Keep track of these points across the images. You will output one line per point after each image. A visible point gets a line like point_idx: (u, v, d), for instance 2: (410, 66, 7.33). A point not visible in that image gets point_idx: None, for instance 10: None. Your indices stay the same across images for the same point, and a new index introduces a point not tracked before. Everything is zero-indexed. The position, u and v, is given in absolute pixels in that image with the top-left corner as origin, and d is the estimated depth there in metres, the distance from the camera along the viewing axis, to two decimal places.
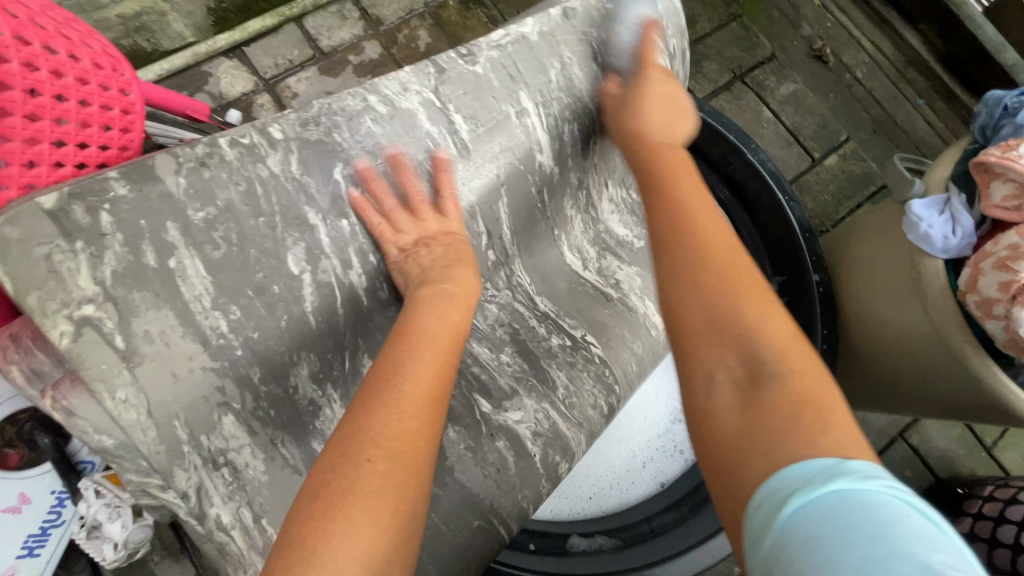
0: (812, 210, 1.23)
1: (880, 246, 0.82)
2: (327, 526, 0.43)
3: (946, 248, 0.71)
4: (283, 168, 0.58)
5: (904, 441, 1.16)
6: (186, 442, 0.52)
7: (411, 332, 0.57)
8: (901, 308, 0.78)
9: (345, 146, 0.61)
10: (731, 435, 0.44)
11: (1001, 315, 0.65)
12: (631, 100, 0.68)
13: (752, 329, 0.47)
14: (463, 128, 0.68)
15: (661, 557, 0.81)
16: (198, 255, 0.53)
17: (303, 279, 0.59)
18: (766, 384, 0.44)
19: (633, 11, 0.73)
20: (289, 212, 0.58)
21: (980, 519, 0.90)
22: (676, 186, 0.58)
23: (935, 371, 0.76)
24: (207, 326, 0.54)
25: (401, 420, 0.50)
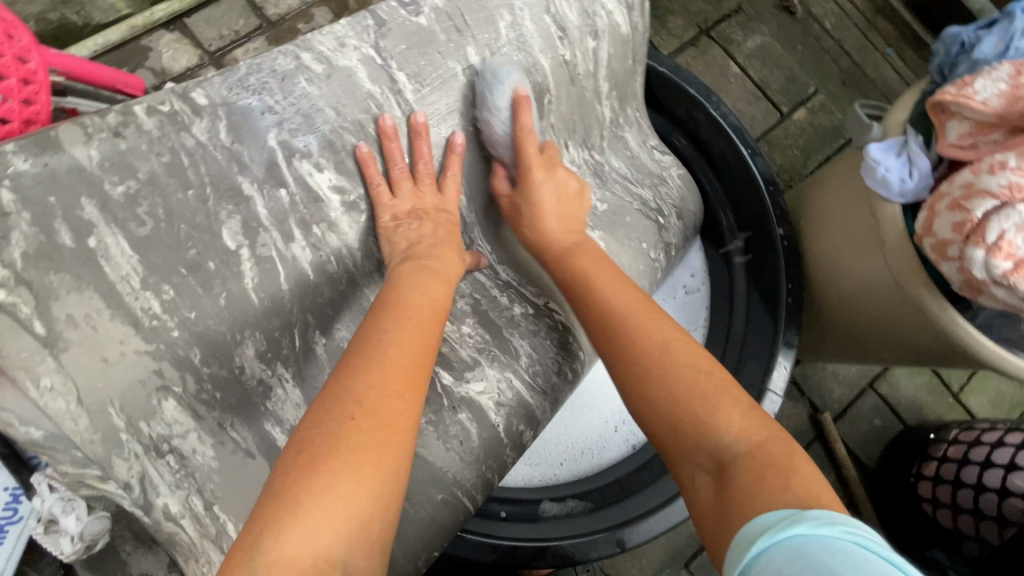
0: (779, 163, 1.21)
1: (839, 212, 0.82)
2: (302, 486, 0.41)
3: (903, 192, 0.70)
4: (209, 136, 0.54)
5: (873, 391, 1.16)
6: (123, 431, 0.49)
7: (396, 303, 0.56)
8: (862, 260, 0.78)
9: (275, 107, 0.57)
10: (711, 506, 0.45)
11: (954, 257, 0.62)
12: (527, 209, 0.71)
13: (709, 422, 0.49)
14: (407, 87, 0.64)
15: (637, 514, 0.78)
16: (121, 232, 0.50)
17: (241, 254, 0.56)
18: (733, 469, 0.45)
19: (502, 82, 0.66)
20: (221, 183, 0.55)
21: (945, 462, 0.90)
22: (604, 290, 0.63)
23: (897, 320, 0.75)
24: (137, 308, 0.50)
25: (386, 384, 0.48)
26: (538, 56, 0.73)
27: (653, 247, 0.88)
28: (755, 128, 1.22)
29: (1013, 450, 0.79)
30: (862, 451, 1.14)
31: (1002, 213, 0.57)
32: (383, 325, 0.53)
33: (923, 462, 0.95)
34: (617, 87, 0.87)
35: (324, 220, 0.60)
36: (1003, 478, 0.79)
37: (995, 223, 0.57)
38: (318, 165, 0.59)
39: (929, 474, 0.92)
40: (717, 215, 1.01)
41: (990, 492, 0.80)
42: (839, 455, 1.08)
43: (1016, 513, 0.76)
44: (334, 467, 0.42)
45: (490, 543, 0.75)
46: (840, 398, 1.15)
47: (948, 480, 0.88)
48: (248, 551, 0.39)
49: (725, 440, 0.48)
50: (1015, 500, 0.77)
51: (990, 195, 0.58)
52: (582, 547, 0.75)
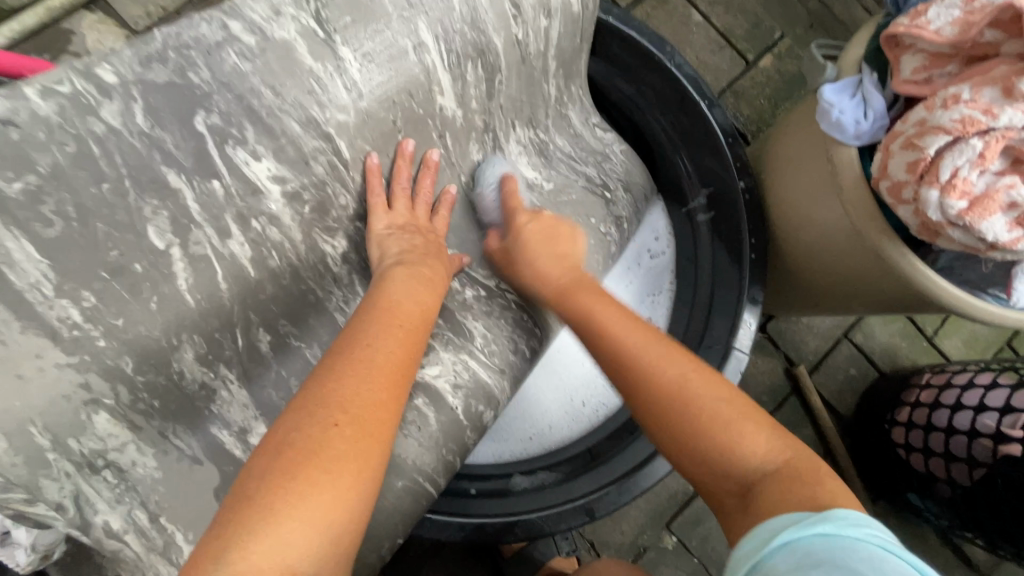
0: (746, 114, 1.20)
1: (799, 167, 0.79)
2: (280, 498, 0.41)
3: (858, 134, 0.70)
4: (123, 121, 0.47)
5: (847, 341, 1.13)
6: (50, 450, 0.47)
7: (384, 309, 0.55)
8: (822, 206, 0.75)
9: (202, 86, 0.50)
10: (739, 517, 0.49)
11: (910, 200, 0.64)
12: (522, 258, 0.72)
13: (738, 436, 0.51)
14: (353, 63, 0.58)
15: (607, 481, 0.72)
16: (25, 235, 0.44)
17: (172, 253, 0.51)
18: (763, 485, 0.49)
19: (497, 165, 0.76)
20: (142, 175, 0.49)
21: (917, 407, 0.88)
22: (607, 315, 0.63)
23: (865, 271, 0.73)
24: (54, 318, 0.46)
25: (371, 389, 0.48)
26: (492, 36, 0.69)
27: (601, 220, 0.88)
28: (720, 79, 1.21)
29: (985, 390, 0.78)
30: (838, 403, 1.12)
31: (955, 150, 0.59)
32: (373, 333, 0.52)
33: (897, 408, 0.93)
34: (562, 66, 0.84)
35: (264, 213, 0.56)
36: (973, 419, 0.78)
37: (948, 160, 0.59)
38: (255, 153, 0.54)
39: (902, 420, 0.91)
40: (674, 158, 0.99)
41: (960, 434, 0.79)
42: (814, 407, 1.06)
43: (984, 453, 0.76)
44: (309, 476, 0.42)
45: (456, 522, 0.69)
46: (816, 349, 1.12)
47: (922, 426, 0.86)
48: (217, 558, 0.38)
49: (753, 456, 0.51)
50: (984, 442, 0.76)
51: (942, 133, 0.60)
52: (551, 520, 0.70)
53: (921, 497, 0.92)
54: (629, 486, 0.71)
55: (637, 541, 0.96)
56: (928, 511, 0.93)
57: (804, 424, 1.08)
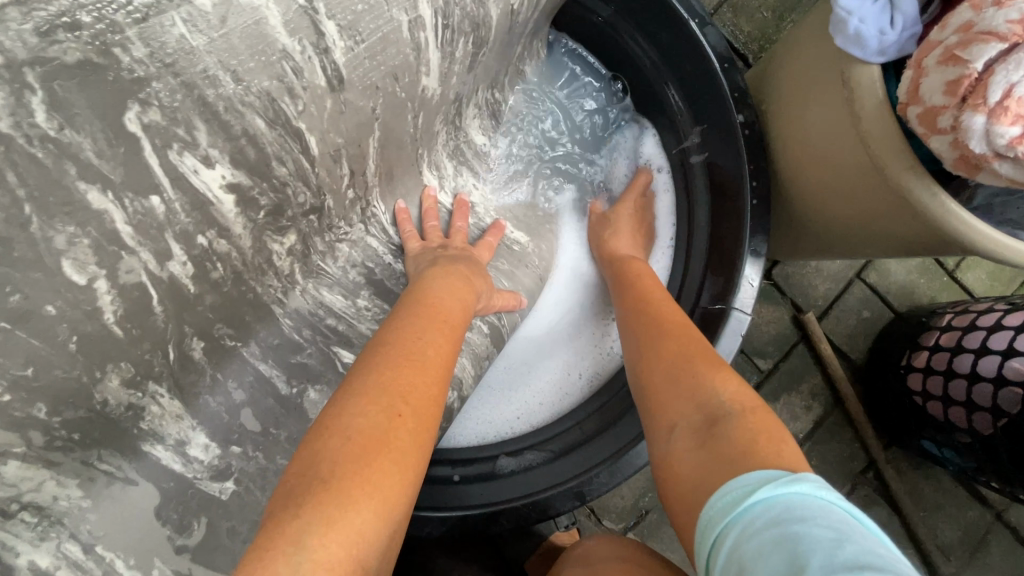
0: (745, 32, 0.93)
1: (805, 99, 0.62)
2: (353, 481, 0.40)
3: (883, 48, 0.52)
4: (14, 122, 0.32)
5: (860, 282, 0.92)
6: None
7: (429, 302, 0.57)
8: (834, 149, 0.59)
9: (135, 68, 0.35)
10: (694, 463, 0.42)
11: (948, 128, 0.45)
12: (603, 230, 0.80)
13: (706, 385, 0.47)
14: (337, 43, 0.45)
15: (598, 462, 0.66)
16: None
17: (97, 287, 0.40)
18: (726, 425, 0.43)
19: (625, 145, 0.89)
20: (50, 196, 0.35)
21: (918, 350, 0.76)
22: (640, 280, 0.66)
23: (886, 214, 0.57)
24: None
25: (419, 381, 0.48)
26: (490, 7, 0.58)
27: (546, 189, 0.85)
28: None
29: (987, 333, 0.66)
30: (850, 347, 0.92)
31: (1010, 61, 0.41)
32: (416, 325, 0.53)
33: (912, 352, 0.77)
34: (541, 16, 0.73)
35: (213, 226, 0.45)
36: (974, 363, 0.66)
37: (999, 76, 0.41)
38: (207, 158, 0.42)
39: (920, 366, 0.75)
40: (664, 90, 0.81)
41: (986, 381, 0.64)
42: (824, 354, 0.89)
43: (1012, 402, 0.62)
44: (380, 467, 0.42)
45: (439, 516, 0.63)
46: (826, 293, 0.92)
47: (921, 369, 0.75)
48: (295, 541, 0.37)
49: (720, 398, 0.45)
50: (1014, 390, 0.61)
51: (992, 39, 0.42)
52: (538, 507, 0.63)
53: (938, 445, 0.76)
54: (621, 466, 0.64)
55: (638, 504, 0.84)
56: (948, 462, 0.78)
57: (812, 371, 0.90)
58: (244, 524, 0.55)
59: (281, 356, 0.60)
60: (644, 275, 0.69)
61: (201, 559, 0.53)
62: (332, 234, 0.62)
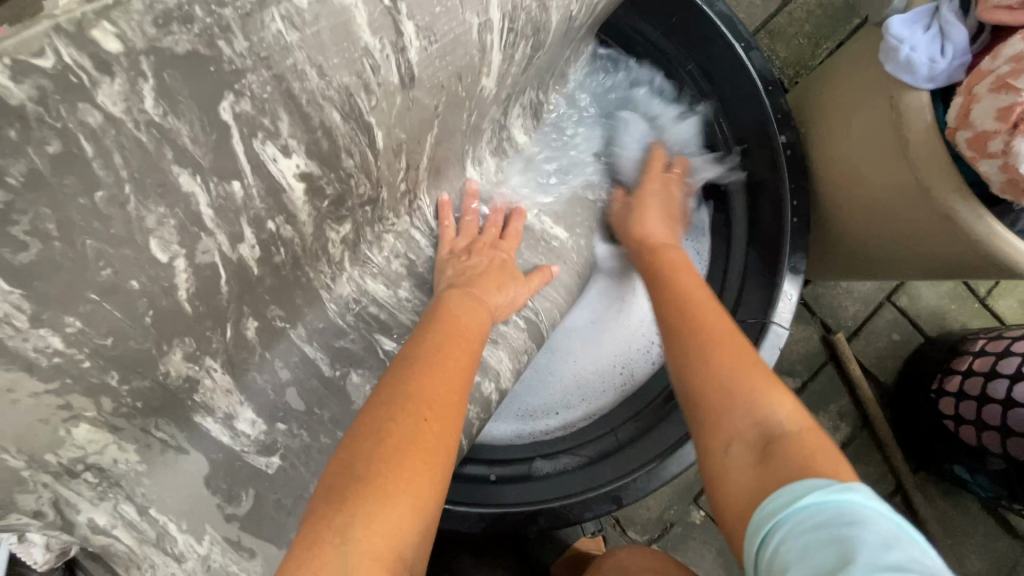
0: (781, 57, 0.94)
1: (849, 120, 0.65)
2: (390, 475, 0.43)
3: (933, 75, 0.55)
4: (127, 107, 0.33)
5: (891, 305, 0.94)
6: (25, 468, 0.41)
7: (448, 318, 0.59)
8: (879, 171, 0.61)
9: (235, 61, 0.37)
10: (749, 482, 0.43)
11: (998, 152, 0.49)
12: (631, 214, 0.77)
13: (763, 402, 0.47)
14: (413, 42, 0.46)
15: (633, 469, 0.70)
16: None
17: (176, 265, 0.42)
18: (787, 444, 0.44)
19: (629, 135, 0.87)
20: (146, 177, 0.36)
21: (950, 374, 0.78)
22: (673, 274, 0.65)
23: (923, 235, 0.59)
24: (29, 349, 0.37)
25: (438, 388, 0.50)
26: (551, 13, 0.59)
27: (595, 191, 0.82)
28: (752, 17, 0.94)
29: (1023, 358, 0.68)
30: (878, 371, 0.94)
31: None
32: (432, 334, 0.56)
33: (944, 376, 0.79)
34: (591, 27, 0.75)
35: (282, 213, 0.47)
36: (1009, 388, 0.68)
37: None
38: (286, 147, 0.43)
39: (951, 390, 0.77)
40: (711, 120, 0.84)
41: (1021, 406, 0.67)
42: (852, 376, 0.91)
43: None
44: (415, 464, 0.44)
45: (480, 513, 0.68)
46: (855, 314, 0.94)
47: (953, 394, 0.77)
48: (340, 532, 0.40)
49: (778, 417, 0.46)
50: None
51: None
52: (577, 506, 0.68)
53: (972, 470, 0.78)
54: (658, 473, 0.68)
55: (663, 517, 0.87)
56: (977, 486, 0.80)
57: (840, 393, 0.93)
58: (290, 498, 0.57)
59: (325, 340, 0.62)
60: (674, 267, 0.67)
61: (249, 529, 0.55)
62: (381, 226, 0.64)
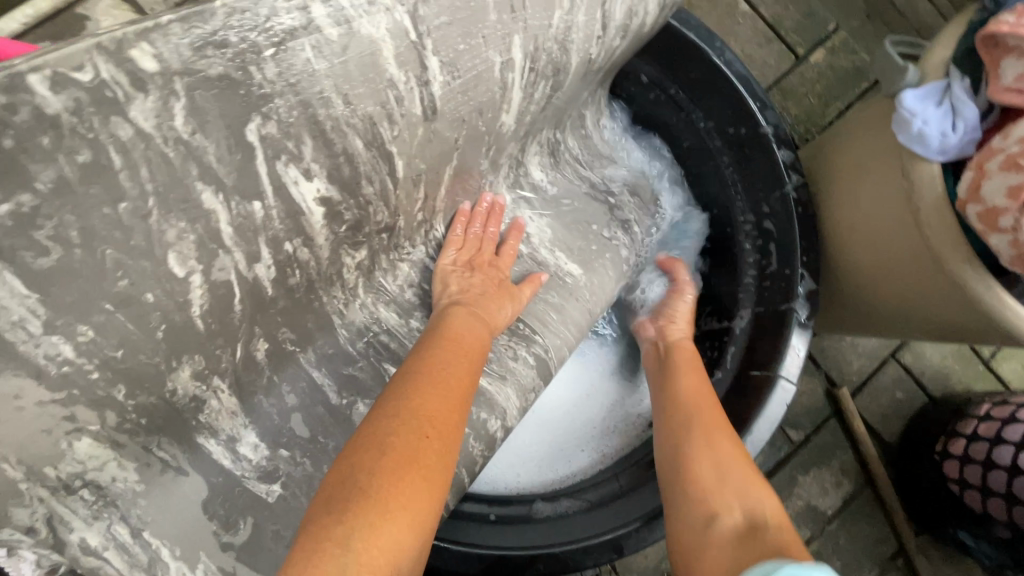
0: (792, 115, 0.96)
1: (859, 178, 0.64)
2: (392, 493, 0.41)
3: (943, 149, 0.54)
4: (157, 123, 0.35)
5: (895, 361, 0.93)
6: (22, 480, 0.41)
7: (452, 336, 0.59)
8: (881, 230, 0.62)
9: (264, 86, 0.38)
10: (729, 557, 0.44)
11: (1008, 229, 0.48)
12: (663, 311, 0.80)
13: (752, 496, 0.50)
14: (437, 76, 0.48)
15: (633, 518, 0.65)
16: (10, 267, 0.33)
17: (192, 281, 0.42)
18: (769, 529, 0.46)
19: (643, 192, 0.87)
20: (171, 192, 0.38)
21: (955, 436, 0.76)
22: (684, 372, 0.69)
23: (935, 296, 0.58)
24: (39, 357, 0.37)
25: (444, 402, 0.50)
26: (571, 55, 0.60)
27: (604, 228, 0.80)
28: (765, 76, 0.96)
29: None
30: (883, 428, 0.92)
31: None
32: (440, 352, 0.56)
33: (949, 439, 0.76)
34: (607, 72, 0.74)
35: (300, 235, 0.48)
36: (1015, 456, 0.67)
37: None
38: (308, 171, 0.45)
39: (954, 453, 0.75)
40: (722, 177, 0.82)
41: None
42: (857, 432, 0.88)
43: None
44: (415, 478, 0.43)
45: (472, 552, 0.65)
46: (860, 369, 0.92)
47: (958, 457, 0.74)
48: (342, 542, 0.38)
49: (767, 514, 0.48)
50: None
51: None
52: (576, 553, 0.65)
53: (974, 537, 0.76)
54: (659, 525, 0.64)
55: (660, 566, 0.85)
56: (980, 554, 0.78)
57: (844, 448, 0.90)
58: (288, 529, 0.56)
59: (334, 366, 0.62)
60: (688, 361, 0.71)
61: (244, 557, 0.53)
62: (396, 254, 0.65)
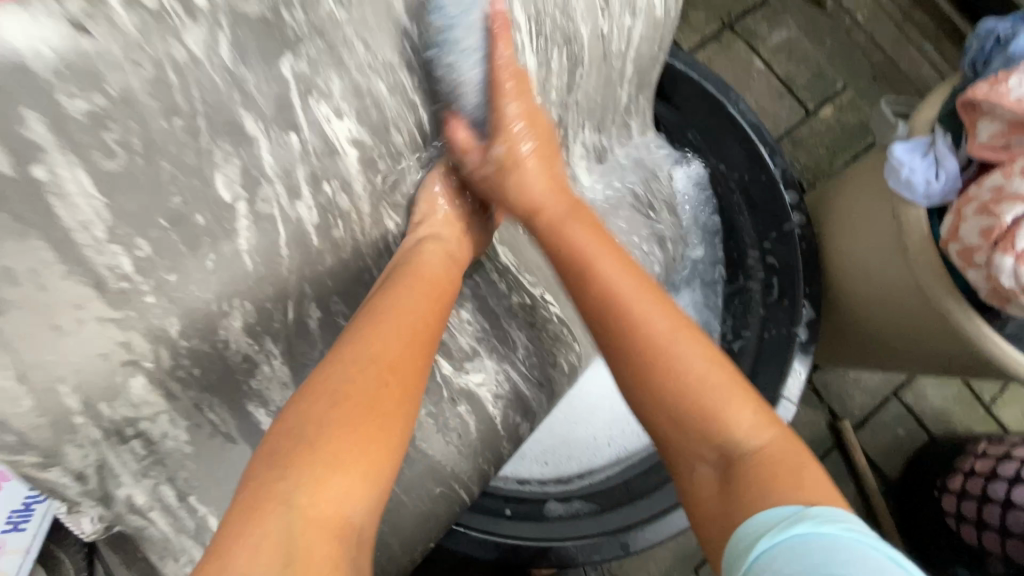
0: (802, 163, 1.04)
1: (862, 235, 0.71)
2: (332, 445, 0.39)
3: (928, 195, 0.62)
4: (205, 50, 0.41)
5: (897, 400, 1.04)
6: (78, 414, 0.41)
7: (413, 268, 0.54)
8: (876, 255, 0.69)
9: (293, 27, 0.45)
10: (716, 505, 0.42)
11: (983, 263, 0.56)
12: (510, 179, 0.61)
13: (729, 415, 0.44)
14: (449, 33, 0.53)
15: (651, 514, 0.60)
16: (82, 164, 0.38)
17: (238, 209, 0.45)
18: (741, 471, 0.42)
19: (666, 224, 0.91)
20: (218, 115, 0.43)
21: (953, 473, 0.85)
22: (596, 260, 0.54)
23: (925, 338, 0.68)
24: (101, 266, 0.40)
25: (399, 338, 0.47)
26: (580, 25, 0.64)
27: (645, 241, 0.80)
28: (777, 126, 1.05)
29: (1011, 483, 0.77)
30: (883, 462, 1.02)
31: None
32: (410, 293, 0.51)
33: (947, 474, 0.86)
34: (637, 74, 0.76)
35: (338, 176, 0.51)
36: (1008, 491, 0.77)
37: None
38: (338, 110, 0.49)
39: (953, 488, 0.84)
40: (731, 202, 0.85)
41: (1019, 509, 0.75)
42: (857, 460, 0.98)
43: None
44: (367, 428, 0.41)
45: (491, 540, 0.60)
46: (863, 405, 1.03)
47: (954, 492, 0.84)
48: (285, 497, 0.36)
49: (741, 440, 0.43)
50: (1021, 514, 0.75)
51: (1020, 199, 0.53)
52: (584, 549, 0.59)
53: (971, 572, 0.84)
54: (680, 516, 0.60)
55: None
56: None
57: (845, 482, 0.99)
58: None
59: None
60: (557, 228, 0.58)
61: None
62: None
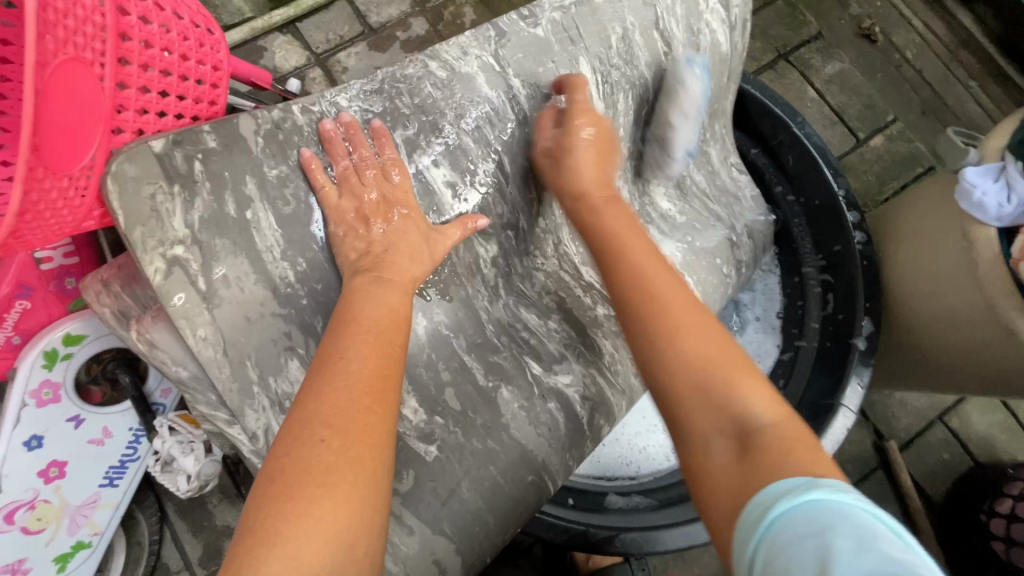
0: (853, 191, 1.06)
1: (922, 253, 0.74)
2: (295, 512, 0.42)
3: (1001, 216, 0.62)
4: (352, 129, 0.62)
5: (942, 424, 1.01)
6: (255, 383, 0.56)
7: (353, 321, 0.53)
8: (943, 274, 0.70)
9: (405, 108, 0.63)
10: (732, 473, 0.44)
11: None
12: (567, 163, 0.65)
13: (738, 388, 0.48)
14: (521, 92, 0.68)
15: None
16: (271, 209, 0.56)
17: None
18: (755, 435, 0.45)
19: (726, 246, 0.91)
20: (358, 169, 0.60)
21: (1000, 498, 0.82)
22: (629, 249, 0.60)
23: (996, 354, 0.67)
24: (277, 275, 0.57)
25: (347, 399, 0.47)
26: (644, 70, 0.74)
27: (728, 264, 0.81)
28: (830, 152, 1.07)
29: None
30: (928, 485, 0.98)
31: None
32: (343, 349, 0.51)
33: (993, 498, 0.83)
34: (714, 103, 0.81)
35: (433, 210, 0.65)
36: None
37: None
38: (436, 161, 0.65)
39: (1002, 511, 0.80)
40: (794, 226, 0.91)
41: None
42: (903, 484, 0.94)
43: None
44: (313, 492, 0.43)
45: (561, 526, 0.72)
46: (907, 427, 1.00)
47: (1003, 515, 0.80)
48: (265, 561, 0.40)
49: (754, 410, 0.47)
50: None
51: None
52: (648, 538, 0.71)
53: None
54: None
55: None
56: None
57: (889, 500, 0.96)
58: (444, 488, 0.60)
59: (482, 353, 0.67)
60: (629, 220, 0.63)
61: (407, 506, 0.58)
62: (530, 262, 0.74)
